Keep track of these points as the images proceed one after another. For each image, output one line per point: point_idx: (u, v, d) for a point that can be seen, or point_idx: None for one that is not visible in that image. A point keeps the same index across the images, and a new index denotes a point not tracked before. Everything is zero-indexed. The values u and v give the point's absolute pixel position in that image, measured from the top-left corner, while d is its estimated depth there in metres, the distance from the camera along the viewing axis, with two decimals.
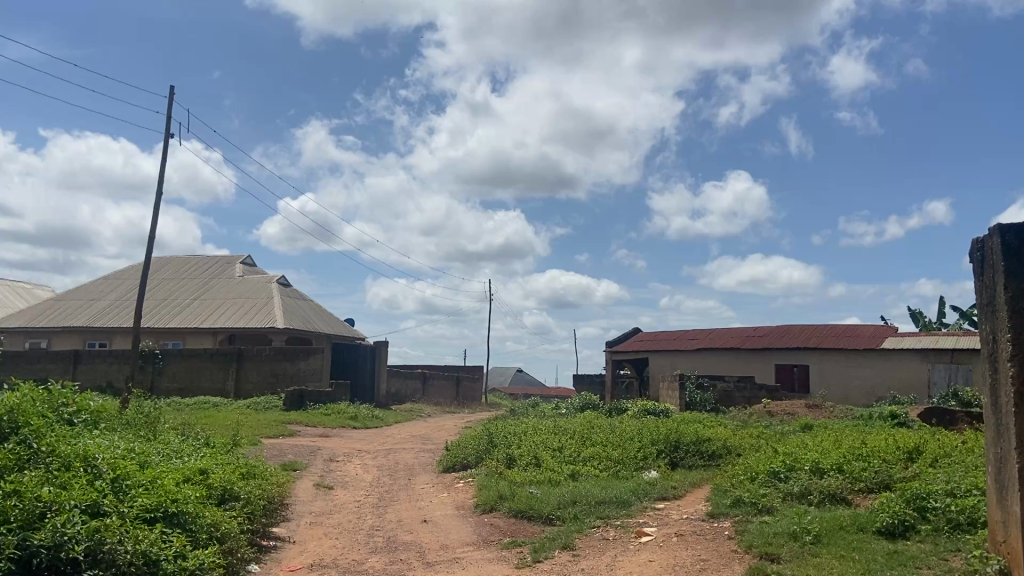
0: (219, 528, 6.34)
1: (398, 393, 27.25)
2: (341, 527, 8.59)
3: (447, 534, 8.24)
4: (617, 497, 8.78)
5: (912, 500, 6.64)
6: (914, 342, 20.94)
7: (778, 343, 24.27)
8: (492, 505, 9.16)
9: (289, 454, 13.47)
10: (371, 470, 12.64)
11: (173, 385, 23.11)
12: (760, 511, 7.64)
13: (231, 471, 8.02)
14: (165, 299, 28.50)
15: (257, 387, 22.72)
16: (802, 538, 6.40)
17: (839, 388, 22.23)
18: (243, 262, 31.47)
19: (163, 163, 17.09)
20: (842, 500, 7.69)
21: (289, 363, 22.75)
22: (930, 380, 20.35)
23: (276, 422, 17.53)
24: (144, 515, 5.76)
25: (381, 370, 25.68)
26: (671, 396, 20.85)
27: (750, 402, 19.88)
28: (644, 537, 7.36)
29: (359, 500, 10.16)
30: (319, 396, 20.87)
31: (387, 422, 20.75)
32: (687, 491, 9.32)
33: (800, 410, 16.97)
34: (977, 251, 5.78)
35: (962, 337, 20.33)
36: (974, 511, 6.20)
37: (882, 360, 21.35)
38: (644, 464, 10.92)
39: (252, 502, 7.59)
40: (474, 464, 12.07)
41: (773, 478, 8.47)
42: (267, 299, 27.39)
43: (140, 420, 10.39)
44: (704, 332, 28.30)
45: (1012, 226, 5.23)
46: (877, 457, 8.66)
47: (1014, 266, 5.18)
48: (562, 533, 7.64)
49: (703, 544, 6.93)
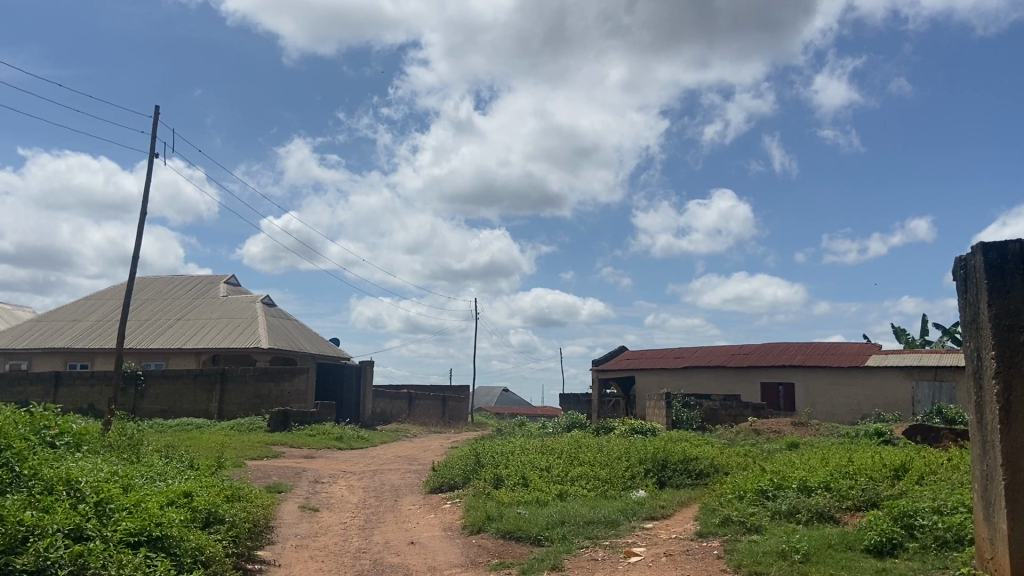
0: (203, 551, 6.21)
1: (383, 414, 27.24)
2: (326, 549, 8.49)
3: (433, 555, 8.20)
4: (605, 517, 8.76)
5: (900, 517, 6.65)
6: (898, 360, 21.11)
7: (762, 361, 24.41)
8: (480, 526, 9.10)
9: (273, 475, 13.35)
10: (356, 491, 12.52)
11: (156, 407, 22.80)
12: (748, 530, 7.64)
13: (216, 493, 7.93)
14: (149, 319, 28.29)
15: (241, 408, 22.53)
16: (792, 557, 6.39)
17: (824, 406, 22.37)
18: (228, 282, 31.35)
19: (148, 182, 17.06)
20: (830, 518, 7.70)
21: (273, 384, 22.66)
22: (914, 397, 20.50)
23: (261, 443, 17.41)
24: (128, 540, 5.69)
25: (366, 389, 25.70)
26: (657, 414, 20.87)
27: (735, 420, 19.97)
28: (633, 556, 7.33)
29: (344, 522, 10.07)
30: (303, 417, 20.71)
31: (374, 442, 20.68)
32: (674, 511, 9.29)
33: (786, 428, 17.04)
34: (960, 268, 5.85)
35: (945, 354, 20.54)
36: (961, 529, 6.25)
37: (866, 378, 21.52)
38: (632, 482, 10.92)
39: (238, 525, 7.49)
40: (460, 484, 12.02)
41: (761, 497, 8.47)
42: (252, 319, 27.24)
43: (123, 442, 10.24)
44: (689, 350, 28.35)
45: (994, 244, 5.27)
46: (864, 475, 8.69)
47: (996, 284, 5.22)
48: (550, 554, 7.60)
49: (691, 564, 6.90)
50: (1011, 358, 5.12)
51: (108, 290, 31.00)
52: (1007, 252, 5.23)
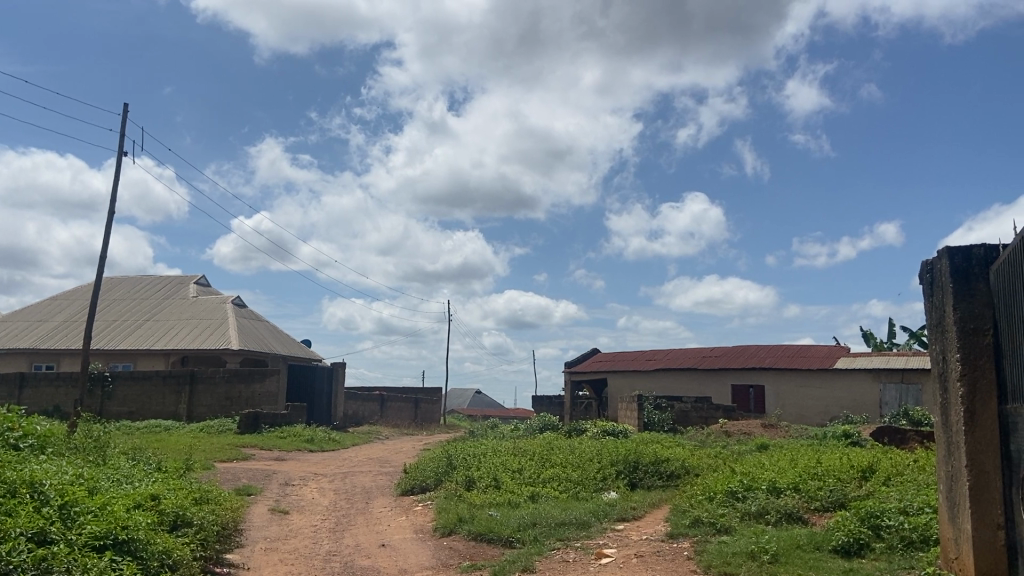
0: (171, 555, 6.12)
1: (354, 415, 27.12)
2: (296, 552, 8.43)
3: (404, 557, 8.17)
4: (577, 518, 8.78)
5: (867, 517, 6.74)
6: (865, 363, 21.43)
7: (733, 364, 24.64)
8: (452, 528, 9.08)
9: (243, 478, 13.21)
10: (327, 494, 12.43)
11: (123, 409, 22.45)
12: (718, 531, 7.70)
13: (183, 496, 7.84)
14: (117, 320, 27.86)
15: (210, 410, 22.27)
16: (760, 557, 6.45)
17: (793, 408, 22.64)
18: (198, 282, 31.01)
19: (116, 181, 16.84)
20: (798, 519, 7.79)
21: (244, 385, 22.46)
22: (881, 399, 20.82)
23: (230, 445, 17.21)
24: (93, 543, 5.59)
25: (338, 392, 25.54)
26: (629, 416, 20.96)
27: (706, 422, 20.12)
28: (604, 558, 7.35)
29: (315, 524, 10.01)
30: (274, 419, 20.52)
31: (346, 444, 20.54)
32: (645, 512, 9.34)
33: (756, 430, 17.23)
34: (926, 272, 5.95)
35: (912, 357, 20.90)
36: (927, 529, 6.36)
37: (834, 380, 21.82)
38: (604, 484, 10.95)
39: (206, 528, 7.41)
40: (432, 486, 11.98)
41: (731, 498, 8.54)
42: (222, 320, 26.95)
43: (88, 444, 10.07)
44: (661, 352, 28.53)
45: (959, 248, 5.37)
46: (831, 476, 8.81)
47: (961, 288, 5.32)
48: (522, 556, 7.59)
49: (662, 566, 6.93)
50: (975, 361, 5.21)
51: (74, 290, 30.49)
52: (972, 257, 5.33)
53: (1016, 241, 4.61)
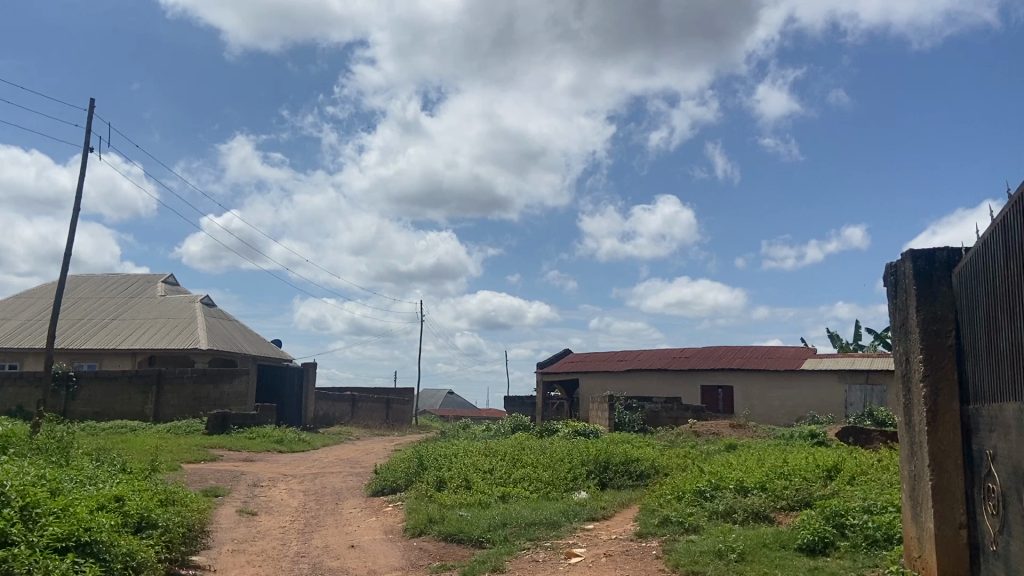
0: (135, 557, 6.03)
1: (325, 416, 26.95)
2: (264, 553, 8.36)
3: (374, 559, 8.12)
4: (547, 518, 8.81)
5: (832, 516, 6.84)
6: (832, 364, 21.73)
7: (703, 364, 24.84)
8: (422, 528, 9.05)
9: (211, 479, 13.07)
10: (296, 495, 12.34)
11: (89, 409, 22.08)
12: (686, 530, 7.77)
13: (149, 498, 7.73)
14: (83, 318, 27.42)
15: (178, 410, 22.00)
16: (727, 557, 6.51)
17: (762, 408, 22.88)
18: (166, 281, 30.63)
19: (82, 177, 16.61)
20: (765, 518, 7.88)
21: (212, 386, 22.23)
22: (846, 400, 21.13)
23: (197, 446, 17.00)
24: (55, 545, 5.50)
25: (308, 392, 25.37)
26: (600, 416, 21.07)
27: (676, 422, 20.27)
28: (573, 558, 7.38)
29: (283, 526, 9.93)
30: (243, 419, 20.33)
31: (316, 445, 20.39)
32: (615, 512, 9.38)
33: (725, 430, 17.42)
34: (890, 275, 6.05)
35: (876, 358, 21.24)
36: (890, 528, 6.46)
37: (801, 381, 22.10)
38: (574, 484, 10.98)
39: (171, 530, 7.31)
40: (402, 487, 11.93)
41: (699, 497, 8.61)
42: (191, 319, 26.64)
43: (51, 445, 9.91)
44: (632, 353, 28.71)
45: (922, 252, 5.46)
46: (798, 475, 8.92)
47: (924, 290, 5.41)
48: (491, 556, 7.59)
49: (631, 565, 6.97)
50: (938, 362, 5.30)
51: (38, 289, 29.96)
52: (934, 260, 5.44)
53: (977, 244, 4.70)
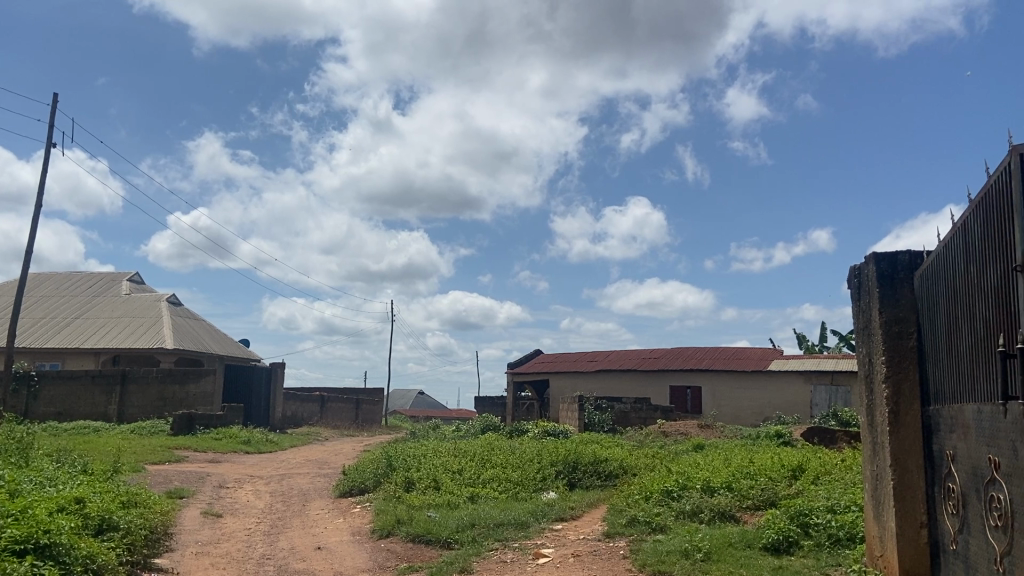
0: (95, 559, 5.92)
1: (293, 416, 26.73)
2: (229, 556, 8.25)
3: (341, 561, 8.05)
4: (515, 518, 8.81)
5: (796, 516, 6.92)
6: (798, 365, 22.00)
7: (672, 365, 25.01)
8: (389, 530, 9.00)
9: (175, 480, 12.88)
10: (263, 496, 12.20)
11: (50, 409, 21.65)
12: (653, 530, 7.81)
13: (110, 500, 7.59)
14: (45, 317, 26.89)
15: (143, 410, 21.67)
16: (694, 556, 6.55)
17: (729, 409, 23.09)
18: (131, 279, 30.17)
19: (45, 173, 16.31)
20: (731, 518, 7.95)
21: (178, 386, 21.93)
22: (812, 400, 21.40)
23: (162, 447, 16.76)
24: (13, 548, 5.37)
25: (276, 393, 25.13)
26: (570, 416, 21.13)
27: (645, 423, 20.37)
28: (541, 558, 7.39)
29: (248, 527, 9.81)
30: (209, 420, 20.10)
31: (283, 446, 20.20)
32: (583, 512, 9.40)
33: (693, 430, 17.55)
34: (854, 277, 6.12)
35: (841, 359, 21.55)
36: (852, 528, 6.54)
37: (768, 382, 22.35)
38: (543, 485, 10.99)
39: (133, 533, 7.19)
40: (370, 488, 11.85)
41: (666, 497, 8.67)
42: (156, 318, 26.26)
43: (10, 445, 9.70)
44: (602, 353, 28.83)
45: (885, 254, 5.54)
46: (763, 475, 9.01)
47: (886, 292, 5.49)
48: (459, 557, 7.57)
49: (598, 565, 6.99)
50: (900, 364, 5.38)
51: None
52: (897, 263, 5.52)
53: (938, 247, 4.78)
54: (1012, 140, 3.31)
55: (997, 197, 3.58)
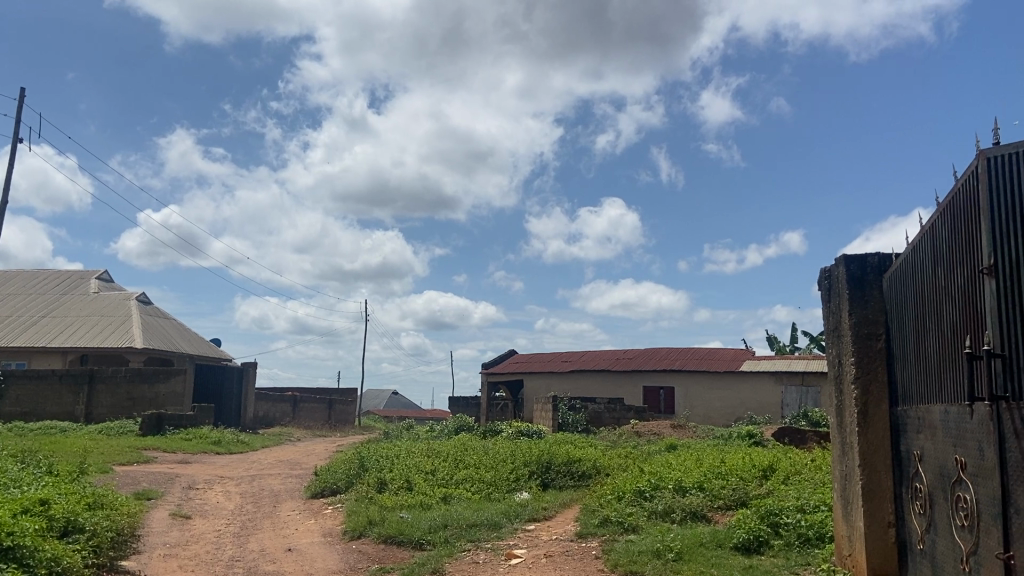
0: (60, 562, 5.82)
1: (265, 417, 26.48)
2: (197, 558, 8.14)
3: (311, 562, 7.98)
4: (488, 519, 8.79)
5: (766, 516, 6.97)
6: (769, 366, 22.21)
7: (645, 365, 25.14)
8: (361, 531, 8.93)
9: (143, 482, 12.69)
10: (233, 498, 12.07)
11: (16, 409, 21.25)
12: (625, 530, 7.83)
13: (75, 501, 7.46)
14: (11, 315, 26.40)
15: (111, 410, 21.34)
16: (665, 556, 6.58)
17: (701, 409, 23.24)
18: (100, 278, 29.72)
19: (10, 169, 16.01)
20: (702, 518, 7.99)
21: (147, 386, 21.64)
22: (783, 401, 21.60)
23: (131, 447, 16.52)
24: None
25: (248, 393, 24.89)
26: (544, 417, 21.14)
27: (619, 423, 20.45)
28: (514, 559, 7.37)
29: (218, 529, 9.69)
30: (179, 420, 19.85)
31: (255, 446, 20.00)
32: (556, 513, 9.41)
33: (666, 430, 17.64)
34: (824, 279, 6.18)
35: (811, 360, 21.78)
36: (821, 527, 6.61)
37: (739, 382, 22.52)
38: (516, 485, 10.98)
39: (99, 535, 7.07)
40: (342, 489, 11.76)
41: (638, 497, 8.70)
42: (126, 317, 25.89)
43: None
44: (577, 353, 28.90)
45: (855, 257, 5.60)
46: (734, 475, 9.08)
47: (856, 293, 5.55)
48: (431, 558, 7.53)
49: (570, 565, 6.99)
50: (869, 365, 5.43)
51: None
52: (867, 265, 5.58)
53: (905, 250, 4.83)
54: (979, 146, 3.35)
55: (965, 201, 3.62)
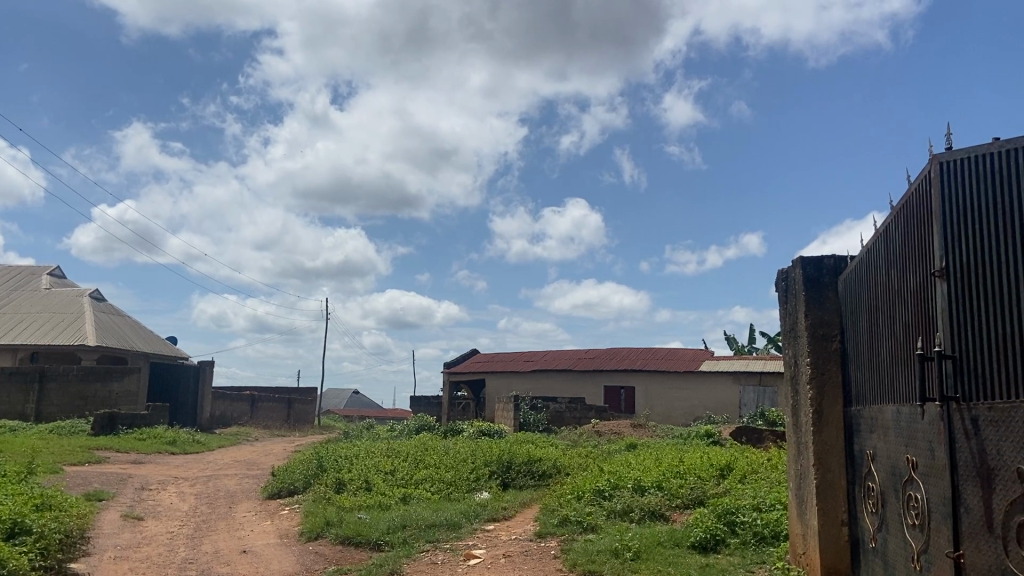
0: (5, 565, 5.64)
1: (222, 416, 26.07)
2: (149, 560, 7.96)
3: (267, 564, 7.87)
4: (448, 519, 8.74)
5: (723, 514, 7.04)
6: (727, 366, 22.49)
7: (606, 365, 25.26)
8: (318, 532, 8.82)
9: (95, 482, 12.39)
10: (188, 498, 11.84)
11: None
12: (584, 529, 7.84)
13: (22, 503, 7.25)
14: None
15: (62, 410, 20.82)
16: (623, 555, 6.60)
17: (661, 409, 23.43)
18: (52, 274, 28.99)
19: None
20: (660, 517, 8.03)
21: (100, 384, 21.18)
22: (740, 401, 21.87)
23: (82, 447, 16.12)
24: None
25: (204, 392, 24.49)
26: (505, 416, 21.13)
27: (580, 422, 20.53)
28: (472, 559, 7.34)
29: (171, 531, 9.49)
30: (133, 419, 19.44)
31: (211, 446, 19.67)
32: (516, 513, 9.39)
33: (626, 429, 17.74)
34: (782, 280, 6.24)
35: (769, 361, 22.10)
36: (776, 525, 6.68)
37: (699, 382, 22.75)
38: (476, 485, 10.93)
39: (47, 537, 6.89)
40: (300, 489, 11.61)
41: (598, 497, 8.71)
42: (78, 314, 25.29)
43: None
44: (538, 353, 28.95)
45: (811, 259, 5.67)
46: (692, 474, 9.15)
47: (812, 294, 5.61)
48: (389, 559, 7.46)
49: (529, 565, 6.97)
50: (824, 366, 5.50)
51: None
52: (822, 267, 5.65)
53: (861, 252, 4.89)
54: (932, 150, 3.39)
55: (918, 203, 3.67)
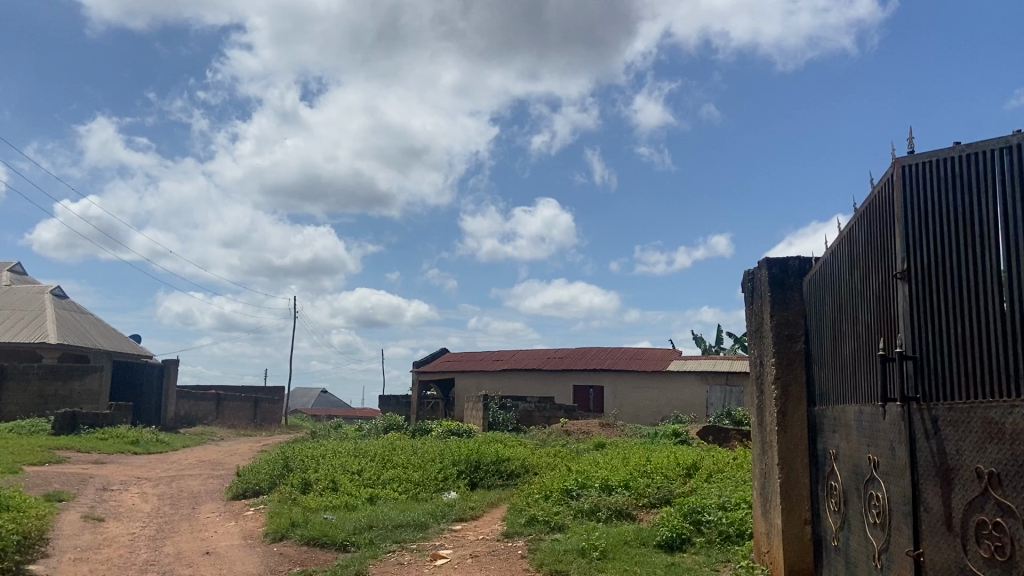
0: None
1: (187, 416, 25.70)
2: (109, 562, 7.81)
3: (230, 565, 7.77)
4: (415, 519, 8.69)
5: (689, 513, 7.08)
6: (695, 366, 22.69)
7: (576, 365, 25.34)
8: (284, 533, 8.72)
9: (54, 483, 12.14)
10: (150, 499, 11.65)
11: None
12: (551, 529, 7.84)
13: None
14: None
15: (21, 409, 20.39)
16: (590, 554, 6.61)
17: (629, 408, 23.56)
18: (12, 270, 28.37)
19: None
20: (627, 516, 8.06)
21: (61, 383, 20.76)
22: (707, 400, 22.05)
23: (41, 447, 15.79)
24: None
25: (168, 391, 24.13)
26: (474, 415, 21.10)
27: (549, 422, 20.57)
28: (439, 560, 7.30)
29: (133, 532, 9.33)
30: (94, 419, 19.08)
31: (175, 446, 19.38)
32: (483, 512, 9.36)
33: (594, 428, 17.81)
34: (747, 281, 6.30)
35: (736, 361, 22.33)
36: (741, 524, 6.74)
37: (667, 382, 22.91)
38: (444, 485, 10.89)
39: (3, 538, 6.73)
40: (266, 490, 11.48)
41: (566, 496, 8.72)
42: (39, 311, 24.76)
43: None
44: (508, 352, 28.96)
45: (777, 260, 5.73)
46: (659, 474, 9.19)
47: (777, 295, 5.67)
48: (355, 560, 7.39)
49: (496, 565, 6.95)
50: (789, 366, 5.56)
51: None
52: (788, 268, 5.71)
53: (825, 253, 4.94)
54: (896, 153, 3.42)
55: (881, 206, 3.70)
